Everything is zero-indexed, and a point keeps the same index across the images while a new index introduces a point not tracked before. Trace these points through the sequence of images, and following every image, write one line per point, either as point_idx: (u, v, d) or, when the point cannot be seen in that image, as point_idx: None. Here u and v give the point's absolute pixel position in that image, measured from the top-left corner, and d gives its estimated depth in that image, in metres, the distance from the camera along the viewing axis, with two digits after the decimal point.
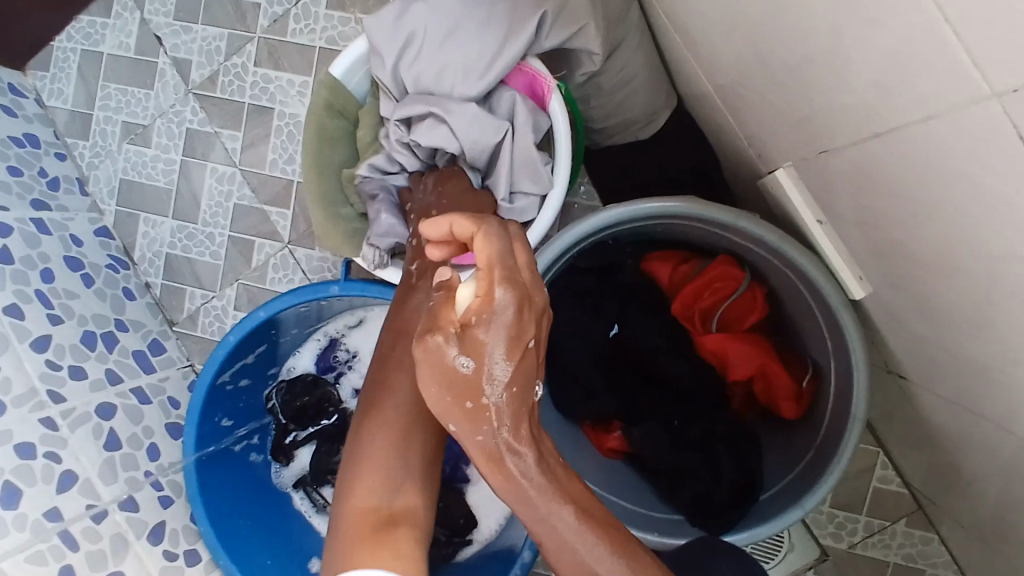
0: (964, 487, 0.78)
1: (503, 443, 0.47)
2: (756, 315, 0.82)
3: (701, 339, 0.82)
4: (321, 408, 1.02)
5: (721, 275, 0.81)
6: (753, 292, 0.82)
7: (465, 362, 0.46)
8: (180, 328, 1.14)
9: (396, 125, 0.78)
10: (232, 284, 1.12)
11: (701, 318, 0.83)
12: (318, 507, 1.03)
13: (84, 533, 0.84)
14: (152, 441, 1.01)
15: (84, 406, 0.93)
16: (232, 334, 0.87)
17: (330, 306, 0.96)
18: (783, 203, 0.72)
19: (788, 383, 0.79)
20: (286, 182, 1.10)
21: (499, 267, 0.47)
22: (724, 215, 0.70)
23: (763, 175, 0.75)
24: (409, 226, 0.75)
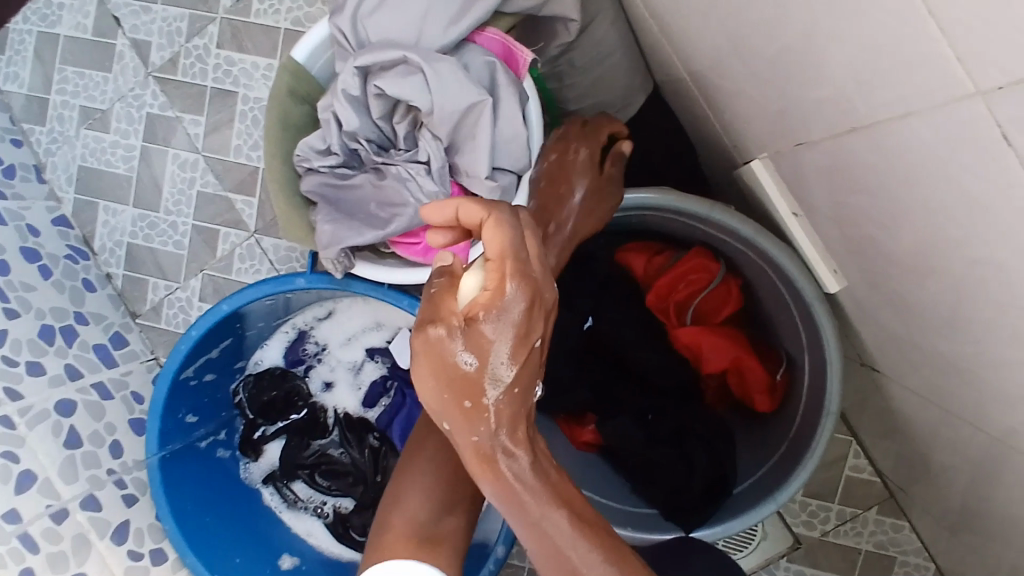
0: (934, 478, 0.78)
1: (499, 445, 0.48)
2: (730, 308, 0.80)
3: (676, 332, 0.80)
4: (291, 401, 0.99)
5: (696, 266, 0.80)
6: (728, 284, 0.80)
7: (467, 360, 0.45)
8: (143, 320, 1.10)
9: (358, 109, 0.74)
10: (197, 275, 1.08)
11: (676, 310, 0.82)
12: (289, 502, 1.00)
13: (43, 534, 0.82)
14: (115, 437, 0.98)
15: (43, 403, 0.89)
16: (194, 329, 0.84)
17: (297, 298, 0.93)
18: (759, 195, 0.70)
19: (762, 376, 0.78)
20: (251, 168, 1.07)
21: (510, 259, 0.46)
22: (699, 208, 0.69)
23: (738, 165, 0.73)
24: (395, 220, 0.73)
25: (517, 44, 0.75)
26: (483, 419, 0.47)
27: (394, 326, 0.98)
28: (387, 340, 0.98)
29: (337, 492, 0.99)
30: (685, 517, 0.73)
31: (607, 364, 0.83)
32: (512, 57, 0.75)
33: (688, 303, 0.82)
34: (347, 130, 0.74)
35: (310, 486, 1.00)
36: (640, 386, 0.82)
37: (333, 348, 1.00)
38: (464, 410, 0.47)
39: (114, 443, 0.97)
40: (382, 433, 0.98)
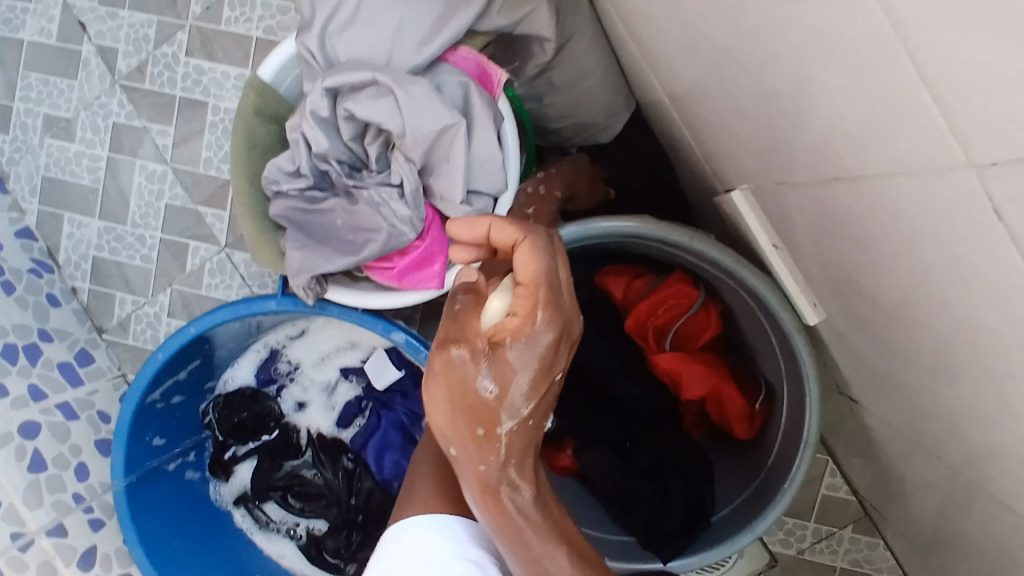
0: (909, 504, 0.78)
1: (505, 478, 0.46)
2: (710, 332, 0.80)
3: (656, 357, 0.79)
4: (262, 422, 0.97)
5: (675, 292, 0.79)
6: (707, 310, 0.80)
7: (488, 386, 0.43)
8: (110, 336, 1.07)
9: (328, 130, 0.72)
10: (165, 290, 1.05)
11: (655, 334, 0.81)
12: (260, 524, 0.98)
13: (9, 563, 0.80)
14: (80, 460, 0.95)
15: (6, 427, 0.85)
16: (160, 352, 0.81)
17: (268, 318, 0.91)
18: (740, 225, 0.70)
19: (741, 403, 0.77)
20: (221, 181, 1.04)
21: (544, 287, 0.44)
22: (680, 237, 0.68)
23: (719, 193, 0.72)
24: (370, 246, 0.70)
25: (492, 64, 0.73)
26: (495, 449, 0.45)
27: (369, 345, 0.96)
28: (362, 360, 0.96)
29: (311, 514, 0.97)
30: (663, 547, 0.73)
31: (586, 389, 0.82)
32: (486, 78, 0.73)
33: (667, 327, 0.81)
34: (316, 152, 0.72)
35: (283, 508, 0.97)
36: (618, 412, 0.81)
37: (306, 368, 0.98)
38: (475, 438, 0.45)
39: (80, 466, 0.94)
40: (356, 454, 0.96)
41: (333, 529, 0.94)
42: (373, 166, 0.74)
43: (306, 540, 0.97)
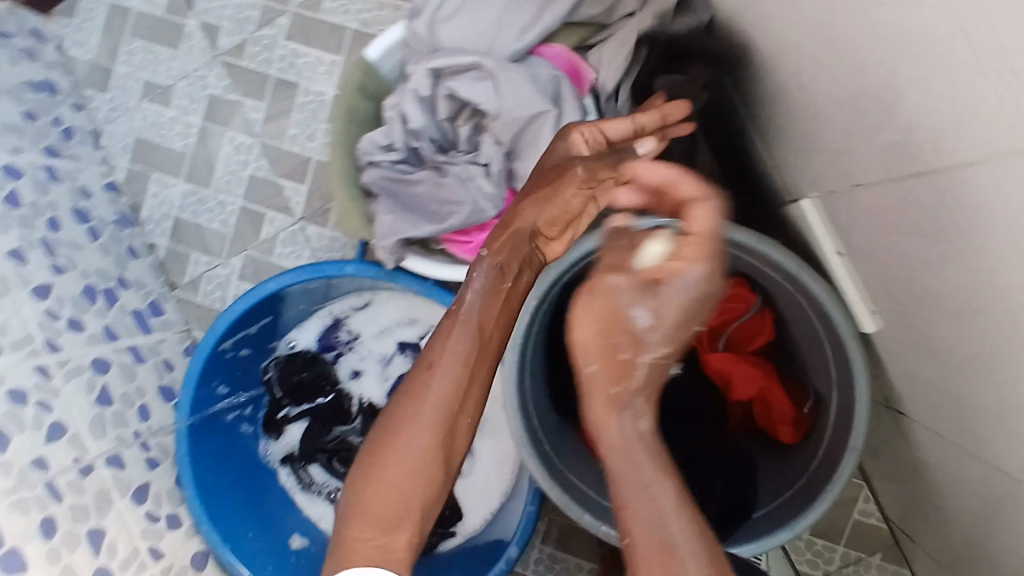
0: (944, 529, 0.79)
1: (633, 406, 0.47)
2: (764, 338, 0.84)
3: (708, 357, 0.83)
4: (318, 385, 1.02)
5: (732, 296, 0.83)
6: (762, 315, 0.83)
7: (640, 314, 0.46)
8: (179, 293, 1.13)
9: (425, 110, 0.78)
10: (239, 254, 1.11)
11: (708, 335, 0.85)
12: (304, 485, 1.02)
13: (69, 485, 0.83)
14: (144, 402, 0.99)
15: (80, 358, 0.92)
16: (240, 302, 0.88)
17: (338, 285, 0.97)
18: (806, 233, 0.74)
19: (787, 407, 0.81)
20: (303, 158, 1.10)
21: (709, 242, 0.47)
22: (748, 239, 0.71)
23: (786, 203, 0.76)
24: (456, 218, 0.75)
25: (583, 62, 0.78)
26: (631, 375, 0.47)
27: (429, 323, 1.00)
28: (420, 336, 1.00)
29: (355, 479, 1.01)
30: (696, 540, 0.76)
31: None
32: (576, 73, 0.78)
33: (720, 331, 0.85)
34: (411, 129, 0.78)
35: (327, 471, 1.02)
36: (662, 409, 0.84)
37: (366, 337, 1.02)
38: (615, 364, 0.47)
39: (142, 409, 0.99)
40: None
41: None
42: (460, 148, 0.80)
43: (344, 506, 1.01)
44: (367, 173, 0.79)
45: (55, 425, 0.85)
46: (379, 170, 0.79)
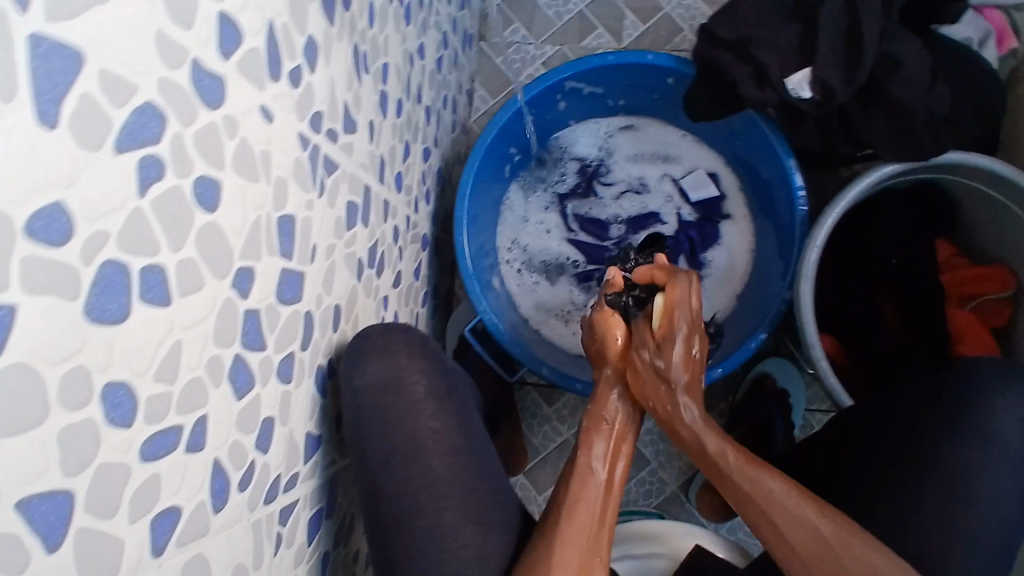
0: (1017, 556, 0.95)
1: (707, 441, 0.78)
2: (1000, 321, 0.96)
3: (954, 312, 0.95)
4: (576, 184, 1.14)
5: (991, 275, 0.95)
6: (996, 272, 0.95)
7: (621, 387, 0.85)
8: (483, 46, 1.20)
9: (970, 15, 0.92)
10: (555, 47, 1.19)
11: (958, 298, 0.97)
12: (511, 250, 1.13)
13: (411, 95, 0.86)
14: (448, 96, 1.04)
15: (441, 23, 0.96)
16: (614, 55, 0.95)
17: (662, 102, 1.07)
18: (1009, 205, 0.90)
19: (963, 321, 0.94)
20: (655, 6, 1.18)
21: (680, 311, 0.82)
22: (996, 190, 0.90)
23: (1003, 196, 0.90)
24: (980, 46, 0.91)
25: None
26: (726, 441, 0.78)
27: (689, 165, 1.13)
28: (680, 174, 1.13)
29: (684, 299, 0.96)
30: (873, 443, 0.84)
31: (878, 303, 0.98)
32: (1003, 35, 0.94)
33: (969, 300, 0.97)
34: (972, 12, 0.93)
35: (536, 249, 1.13)
36: (901, 339, 0.95)
37: (617, 157, 1.14)
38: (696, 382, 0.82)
39: (445, 99, 1.03)
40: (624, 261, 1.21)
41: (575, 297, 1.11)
42: (980, 36, 0.92)
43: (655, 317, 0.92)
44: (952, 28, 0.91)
45: (423, 44, 0.89)
46: (966, 26, 0.91)
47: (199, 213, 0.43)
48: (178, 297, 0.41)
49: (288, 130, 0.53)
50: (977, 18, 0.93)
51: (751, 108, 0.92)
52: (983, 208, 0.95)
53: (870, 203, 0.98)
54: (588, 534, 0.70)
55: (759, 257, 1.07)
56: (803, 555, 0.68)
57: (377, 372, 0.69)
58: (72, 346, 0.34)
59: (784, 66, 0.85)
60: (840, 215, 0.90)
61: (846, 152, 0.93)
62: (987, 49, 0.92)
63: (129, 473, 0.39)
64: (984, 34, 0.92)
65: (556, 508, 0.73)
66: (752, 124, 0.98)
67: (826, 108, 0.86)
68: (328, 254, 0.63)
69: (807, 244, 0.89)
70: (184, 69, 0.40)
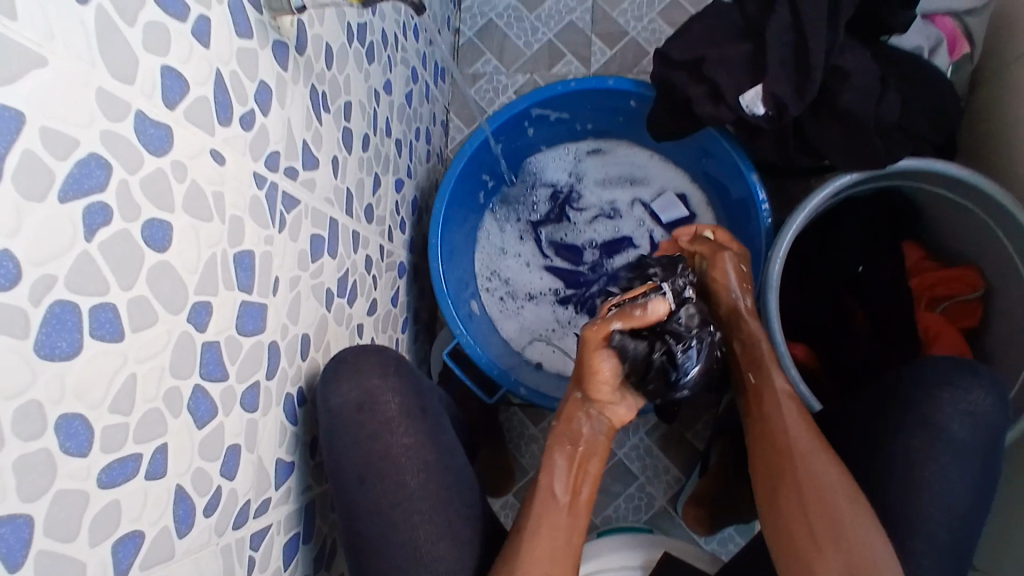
0: (1003, 552, 0.95)
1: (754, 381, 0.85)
2: (971, 322, 0.97)
3: (923, 315, 0.95)
4: (548, 211, 1.16)
5: (959, 277, 0.96)
6: (964, 274, 0.96)
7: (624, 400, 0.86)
8: (457, 78, 1.25)
9: (920, 24, 0.94)
10: (526, 75, 1.23)
11: (928, 301, 0.98)
12: (489, 277, 1.16)
13: (378, 129, 0.89)
14: (420, 128, 1.08)
15: (408, 59, 1.00)
16: (575, 82, 0.98)
17: (628, 124, 1.10)
18: (969, 206, 0.92)
19: (932, 324, 0.94)
20: (621, 31, 1.22)
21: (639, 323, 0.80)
22: (954, 193, 0.92)
23: (961, 198, 0.92)
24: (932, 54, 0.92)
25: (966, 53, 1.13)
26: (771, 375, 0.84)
27: (658, 187, 1.16)
28: (650, 196, 1.16)
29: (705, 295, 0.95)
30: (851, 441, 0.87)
31: (849, 307, 1.00)
32: (954, 41, 0.94)
33: (939, 302, 0.98)
34: (922, 20, 0.94)
35: (513, 275, 1.16)
36: (871, 341, 0.96)
37: (588, 182, 1.17)
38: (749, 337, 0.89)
39: (417, 131, 1.07)
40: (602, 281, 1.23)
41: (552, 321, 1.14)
42: (931, 44, 0.93)
43: (667, 361, 0.82)
44: (901, 38, 0.93)
45: (390, 80, 0.93)
46: (916, 35, 0.93)
47: (151, 252, 0.46)
48: (132, 332, 0.44)
49: (243, 171, 0.56)
50: (929, 25, 0.94)
51: (709, 125, 0.95)
52: (945, 210, 0.97)
53: (834, 211, 1.00)
54: (550, 556, 0.74)
55: None
56: (805, 492, 0.72)
57: (352, 391, 0.72)
58: (22, 382, 0.37)
59: (736, 83, 0.87)
60: (801, 225, 0.92)
61: (805, 162, 0.95)
62: (940, 56, 0.93)
63: (87, 499, 0.42)
64: (936, 41, 0.93)
65: (519, 528, 0.76)
66: (715, 142, 1.00)
67: (779, 122, 0.89)
68: (292, 285, 0.66)
69: (770, 256, 0.91)
70: (127, 120, 0.43)
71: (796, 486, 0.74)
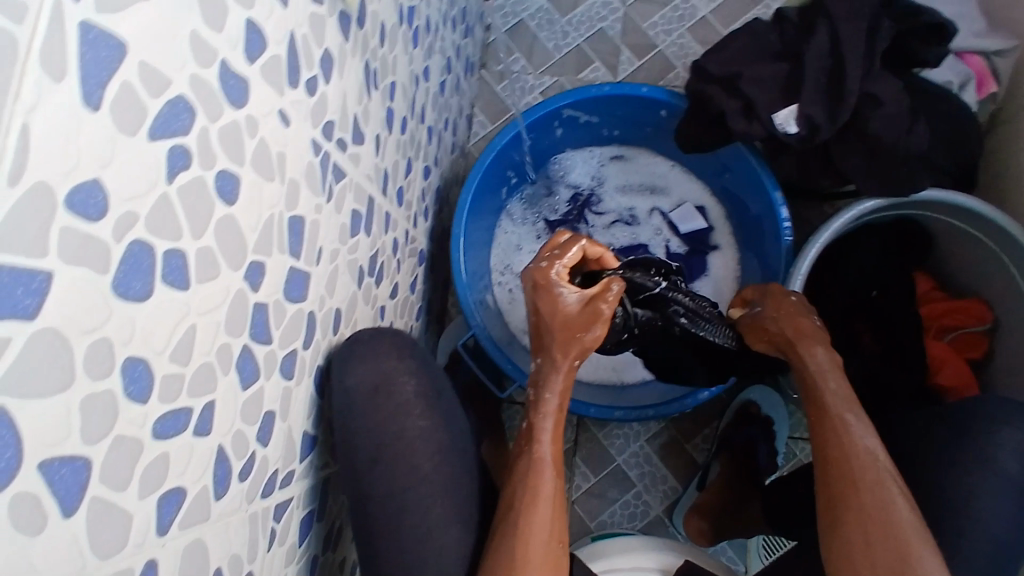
0: None
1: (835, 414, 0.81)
2: (976, 354, 0.99)
3: (930, 343, 0.99)
4: (568, 213, 1.17)
5: (967, 309, 0.99)
6: (972, 306, 0.99)
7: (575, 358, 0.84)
8: (484, 74, 1.25)
9: (949, 60, 0.97)
10: (554, 78, 1.24)
11: (936, 331, 1.02)
12: (504, 275, 1.15)
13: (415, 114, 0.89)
14: (449, 118, 1.08)
15: (445, 48, 1.00)
16: (610, 85, 0.99)
17: (654, 134, 1.12)
18: (984, 241, 0.95)
19: (939, 352, 0.98)
20: (649, 44, 1.23)
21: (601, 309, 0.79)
22: (969, 226, 0.95)
23: (978, 233, 0.95)
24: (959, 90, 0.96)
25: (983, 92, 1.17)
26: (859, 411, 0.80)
27: (677, 197, 1.17)
28: (669, 206, 1.17)
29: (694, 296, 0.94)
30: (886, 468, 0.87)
31: (857, 330, 1.02)
32: (982, 80, 0.98)
33: (947, 332, 1.01)
34: (950, 57, 0.97)
35: None
36: (883, 363, 0.99)
37: (608, 186, 1.18)
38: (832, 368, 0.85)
39: (446, 121, 1.06)
40: None
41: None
42: (959, 79, 0.96)
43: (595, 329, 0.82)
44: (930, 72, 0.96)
45: (428, 66, 0.93)
46: (945, 70, 0.96)
47: (220, 204, 0.45)
48: (197, 282, 0.43)
49: (303, 135, 0.56)
50: (957, 63, 0.97)
51: (738, 140, 0.96)
52: (959, 244, 0.99)
53: (854, 236, 1.01)
54: (546, 529, 0.72)
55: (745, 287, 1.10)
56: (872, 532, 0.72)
57: (368, 372, 0.70)
58: (97, 318, 0.35)
59: (770, 100, 0.89)
60: (822, 245, 0.93)
61: (828, 185, 0.97)
62: (966, 92, 0.97)
63: (141, 449, 0.40)
64: (963, 77, 0.96)
65: (509, 507, 0.73)
66: (740, 158, 1.02)
67: (810, 142, 0.90)
68: (332, 258, 0.65)
69: (792, 272, 0.93)
70: (213, 68, 0.42)
71: (861, 519, 0.73)
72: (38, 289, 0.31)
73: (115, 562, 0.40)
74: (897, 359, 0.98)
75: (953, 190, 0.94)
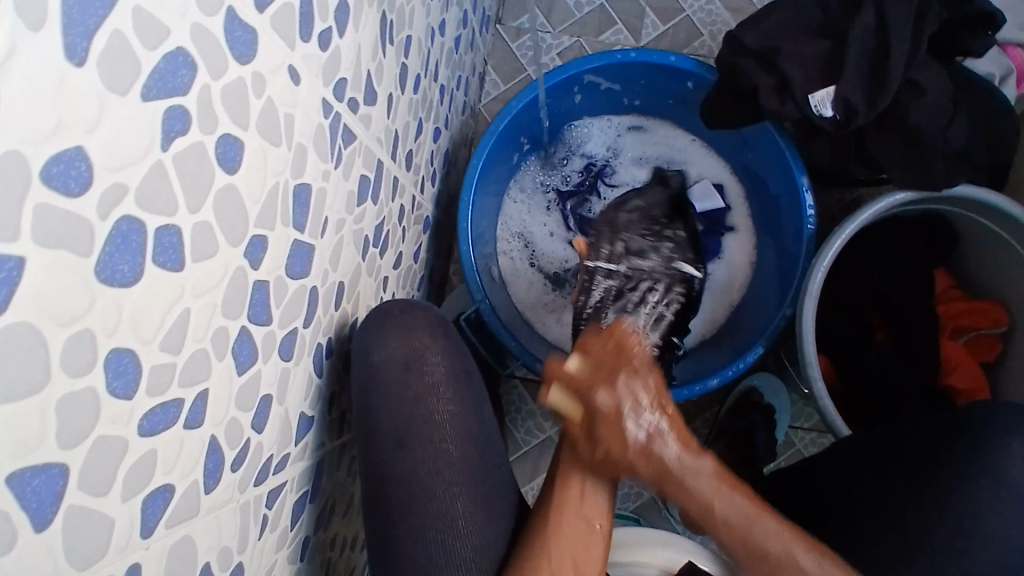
0: None
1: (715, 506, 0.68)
2: (989, 356, 0.97)
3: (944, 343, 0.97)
4: (580, 183, 1.12)
5: (985, 312, 0.96)
6: (991, 308, 0.96)
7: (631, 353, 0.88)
8: (499, 29, 1.18)
9: (994, 53, 0.92)
10: (573, 38, 1.17)
11: (949, 331, 0.98)
12: (511, 244, 1.11)
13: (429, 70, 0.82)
14: (462, 76, 1.01)
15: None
16: (636, 52, 0.93)
17: (676, 107, 1.06)
18: (1011, 244, 0.91)
19: (954, 355, 0.95)
20: (676, 8, 1.16)
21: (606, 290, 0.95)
22: (999, 227, 0.91)
23: (1005, 235, 0.91)
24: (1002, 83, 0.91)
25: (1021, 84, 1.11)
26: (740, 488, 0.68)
27: (695, 174, 1.12)
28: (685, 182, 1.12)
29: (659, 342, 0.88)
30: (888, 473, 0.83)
31: (870, 326, 0.99)
32: None
33: (962, 333, 0.98)
34: (997, 49, 0.92)
35: (532, 246, 1.11)
36: (896, 361, 0.96)
37: (624, 158, 1.13)
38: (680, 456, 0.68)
39: (459, 79, 1.00)
40: None
41: (568, 298, 1.09)
42: (1004, 73, 0.91)
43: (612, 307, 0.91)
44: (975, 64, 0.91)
45: (445, 20, 0.86)
46: (989, 63, 0.91)
47: (220, 172, 0.40)
48: (193, 261, 0.39)
49: (314, 94, 0.50)
50: (1003, 56, 0.92)
51: (768, 120, 0.91)
52: (983, 245, 0.96)
53: (879, 227, 0.98)
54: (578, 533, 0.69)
55: (760, 272, 1.06)
56: None
57: (398, 346, 0.69)
58: (78, 308, 0.31)
59: (808, 78, 0.84)
60: (847, 237, 0.89)
61: (858, 174, 0.92)
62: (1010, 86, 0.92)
63: (126, 448, 0.36)
64: (1008, 71, 0.91)
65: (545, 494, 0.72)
66: (766, 137, 0.97)
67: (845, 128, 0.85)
68: (337, 228, 0.60)
69: (813, 264, 0.89)
70: (217, 17, 0.37)
71: None
72: (8, 277, 0.27)
73: (94, 570, 0.36)
74: (911, 357, 0.95)
75: (987, 188, 0.90)
